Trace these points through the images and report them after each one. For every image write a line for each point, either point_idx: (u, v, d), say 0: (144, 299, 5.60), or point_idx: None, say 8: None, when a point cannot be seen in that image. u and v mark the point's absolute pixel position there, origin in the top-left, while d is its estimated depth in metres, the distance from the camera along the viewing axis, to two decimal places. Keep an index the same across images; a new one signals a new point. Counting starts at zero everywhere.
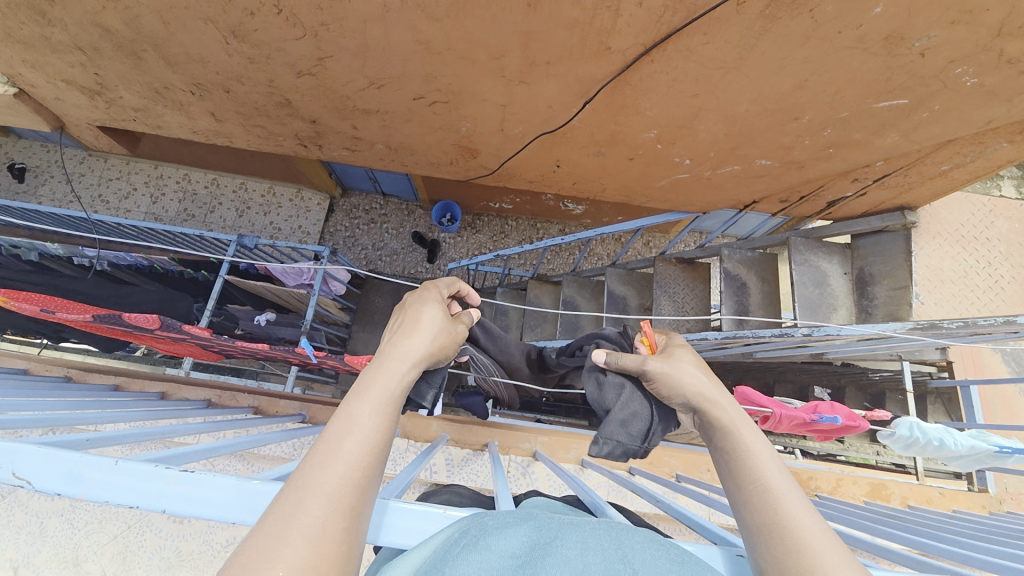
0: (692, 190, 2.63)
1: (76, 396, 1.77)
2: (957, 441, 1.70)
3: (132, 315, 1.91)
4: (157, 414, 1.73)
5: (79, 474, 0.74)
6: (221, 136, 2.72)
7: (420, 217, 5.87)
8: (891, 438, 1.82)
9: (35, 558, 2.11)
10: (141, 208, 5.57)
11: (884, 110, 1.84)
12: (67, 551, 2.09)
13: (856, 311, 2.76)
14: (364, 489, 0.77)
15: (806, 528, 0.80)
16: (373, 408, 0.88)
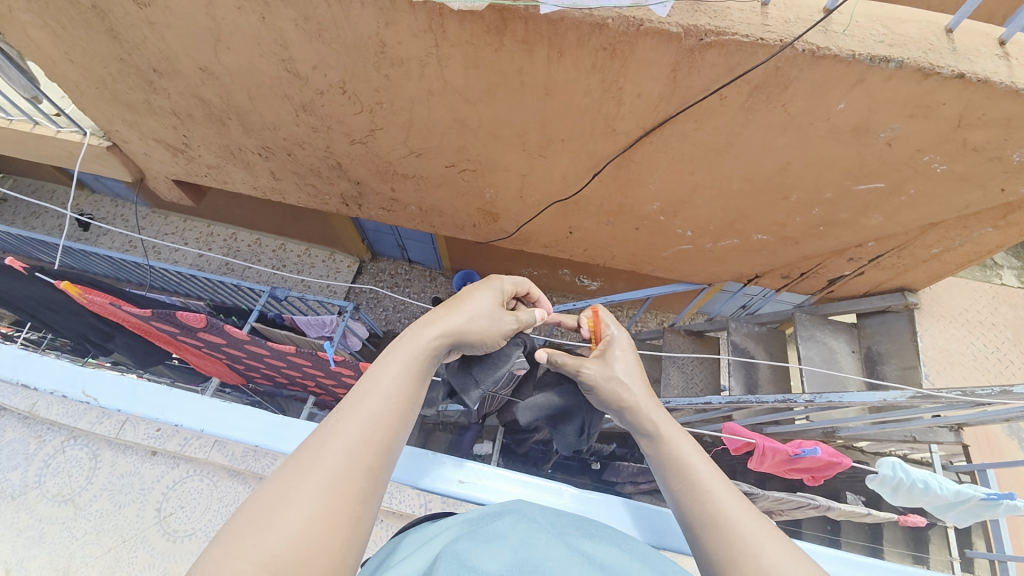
0: (695, 261, 2.82)
1: (112, 397, 1.94)
2: (942, 485, 1.82)
3: (187, 313, 2.18)
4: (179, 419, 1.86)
5: (136, 398, 1.97)
6: (276, 192, 3.10)
7: (441, 284, 6.18)
8: (880, 481, 1.95)
9: (26, 565, 1.62)
10: (188, 259, 6.06)
11: (864, 192, 2.05)
12: (55, 560, 1.64)
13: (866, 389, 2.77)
14: (370, 467, 0.90)
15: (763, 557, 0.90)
16: (393, 387, 1.01)
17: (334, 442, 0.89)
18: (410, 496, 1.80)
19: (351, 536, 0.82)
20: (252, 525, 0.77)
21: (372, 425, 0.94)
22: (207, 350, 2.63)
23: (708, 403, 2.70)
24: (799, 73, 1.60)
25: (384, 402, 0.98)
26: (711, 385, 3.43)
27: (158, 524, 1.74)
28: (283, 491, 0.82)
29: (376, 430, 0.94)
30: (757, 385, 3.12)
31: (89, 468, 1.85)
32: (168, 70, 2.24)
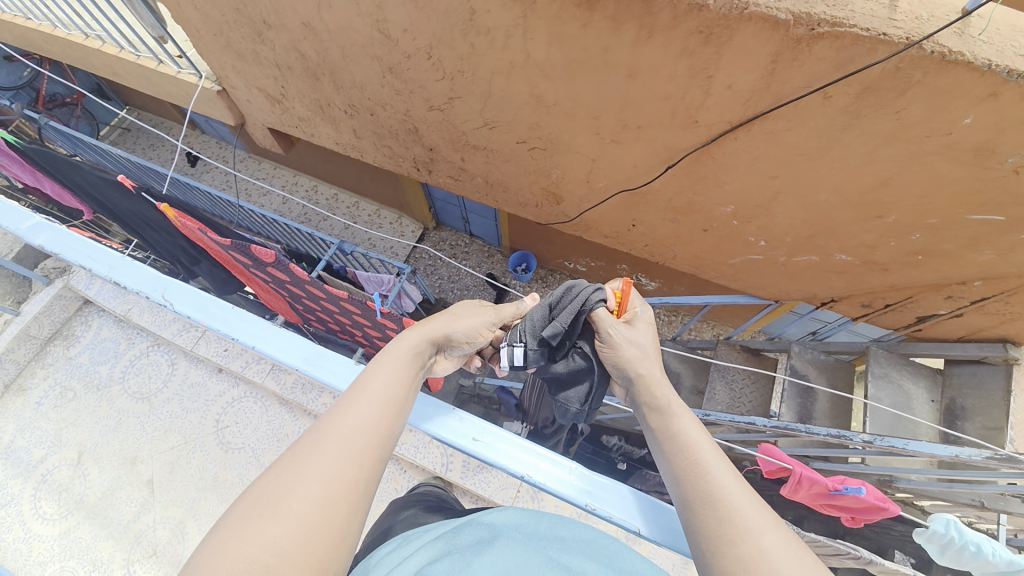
0: (764, 273, 2.64)
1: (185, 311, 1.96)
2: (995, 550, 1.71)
3: (258, 246, 2.35)
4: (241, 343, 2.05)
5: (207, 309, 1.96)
6: (355, 149, 3.27)
7: (498, 261, 6.26)
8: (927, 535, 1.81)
9: (102, 448, 1.93)
10: (272, 204, 6.57)
11: (979, 223, 1.80)
12: (129, 447, 1.93)
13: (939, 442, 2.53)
14: (371, 449, 0.95)
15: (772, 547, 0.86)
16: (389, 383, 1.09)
17: (329, 433, 0.92)
18: (433, 454, 1.92)
19: (357, 507, 0.85)
20: (250, 516, 0.77)
21: (366, 420, 0.98)
22: (274, 284, 2.87)
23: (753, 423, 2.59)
24: (921, 79, 1.42)
25: (377, 399, 1.03)
26: (760, 408, 3.24)
27: (215, 433, 1.96)
28: (282, 479, 0.83)
29: (366, 423, 0.98)
30: (811, 416, 2.93)
31: (166, 372, 2.11)
32: (276, 23, 2.40)
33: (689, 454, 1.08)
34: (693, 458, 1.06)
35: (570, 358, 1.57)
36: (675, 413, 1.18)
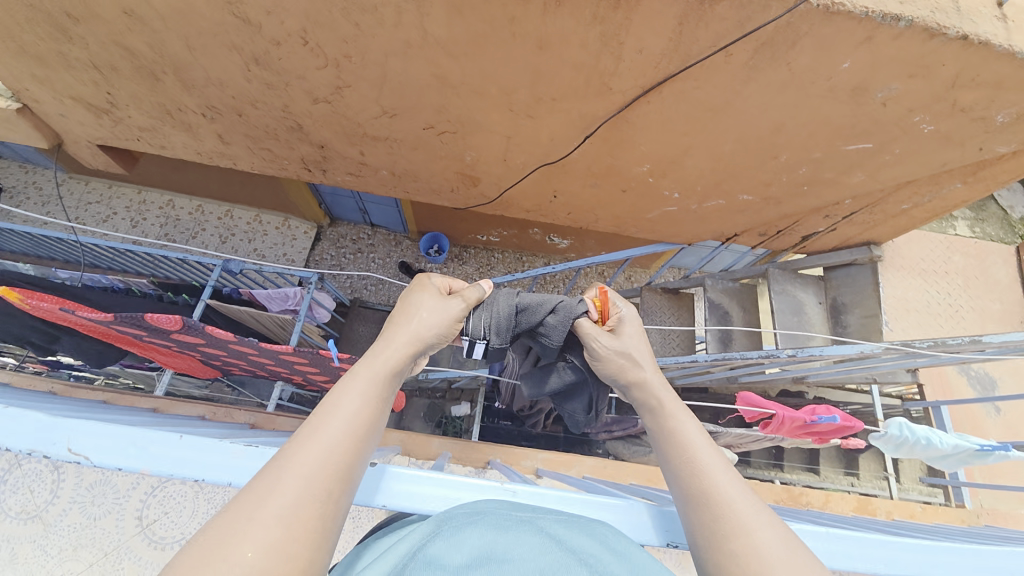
0: (679, 221, 2.81)
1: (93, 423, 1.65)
2: (944, 441, 2.03)
3: (162, 317, 1.91)
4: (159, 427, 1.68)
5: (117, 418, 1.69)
6: (225, 157, 2.77)
7: (408, 248, 5.94)
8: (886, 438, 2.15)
9: None
10: (119, 230, 5.45)
11: (852, 151, 2.07)
12: None
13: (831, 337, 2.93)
14: (331, 490, 0.82)
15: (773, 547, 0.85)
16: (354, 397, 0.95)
17: (287, 471, 0.80)
18: (414, 485, 1.89)
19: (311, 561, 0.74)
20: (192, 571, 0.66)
21: (331, 452, 0.85)
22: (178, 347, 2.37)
23: (693, 361, 2.68)
24: (809, 30, 1.54)
25: (346, 424, 0.90)
26: (687, 341, 3.56)
27: (141, 533, 1.61)
28: (237, 523, 0.73)
29: (335, 454, 0.86)
30: (731, 338, 3.21)
31: (52, 480, 1.66)
32: (84, 15, 1.87)
33: (684, 449, 1.05)
34: (688, 457, 1.03)
35: (564, 372, 1.59)
36: (669, 410, 1.15)
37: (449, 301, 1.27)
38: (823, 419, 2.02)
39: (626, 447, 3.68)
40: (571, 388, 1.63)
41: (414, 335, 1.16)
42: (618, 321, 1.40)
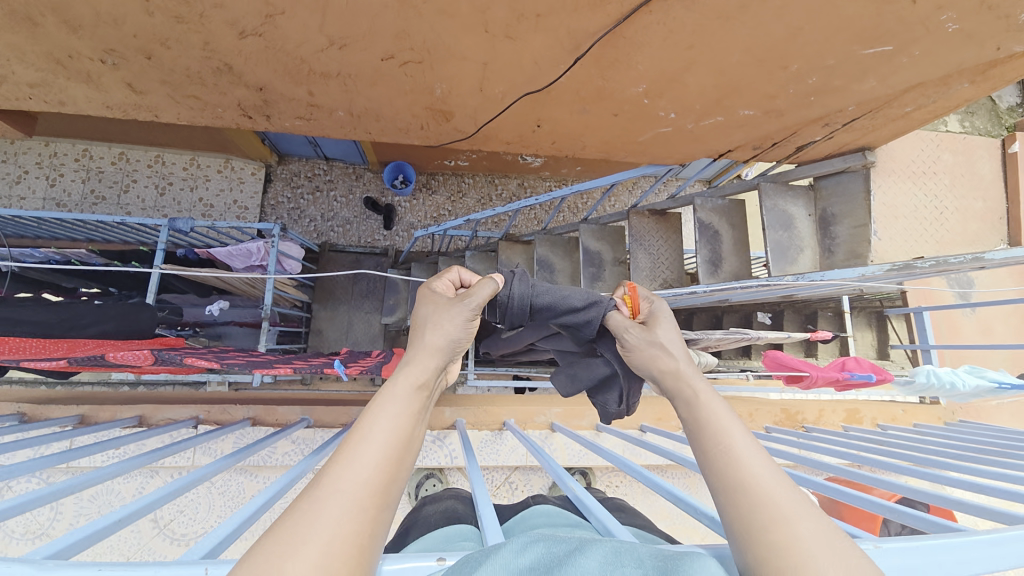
0: (672, 143, 2.60)
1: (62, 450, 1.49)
2: (965, 383, 2.30)
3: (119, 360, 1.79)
4: (152, 454, 1.51)
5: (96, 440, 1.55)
6: (142, 110, 2.30)
7: (370, 181, 5.41)
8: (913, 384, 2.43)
9: None
10: (36, 193, 4.77)
11: (868, 56, 1.87)
12: None
13: (819, 251, 2.89)
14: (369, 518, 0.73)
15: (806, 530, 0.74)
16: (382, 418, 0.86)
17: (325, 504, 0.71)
18: (432, 452, 2.24)
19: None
20: None
21: (367, 477, 0.76)
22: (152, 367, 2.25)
23: (692, 292, 2.61)
24: None
25: (383, 446, 0.81)
26: (676, 262, 3.52)
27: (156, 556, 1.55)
28: (273, 555, 0.64)
29: (369, 479, 0.76)
30: (720, 259, 3.17)
31: None
32: None
33: (714, 428, 0.96)
34: (719, 435, 0.94)
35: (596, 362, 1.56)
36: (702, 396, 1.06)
37: (458, 305, 1.15)
38: (858, 376, 2.11)
39: None
40: (602, 381, 1.57)
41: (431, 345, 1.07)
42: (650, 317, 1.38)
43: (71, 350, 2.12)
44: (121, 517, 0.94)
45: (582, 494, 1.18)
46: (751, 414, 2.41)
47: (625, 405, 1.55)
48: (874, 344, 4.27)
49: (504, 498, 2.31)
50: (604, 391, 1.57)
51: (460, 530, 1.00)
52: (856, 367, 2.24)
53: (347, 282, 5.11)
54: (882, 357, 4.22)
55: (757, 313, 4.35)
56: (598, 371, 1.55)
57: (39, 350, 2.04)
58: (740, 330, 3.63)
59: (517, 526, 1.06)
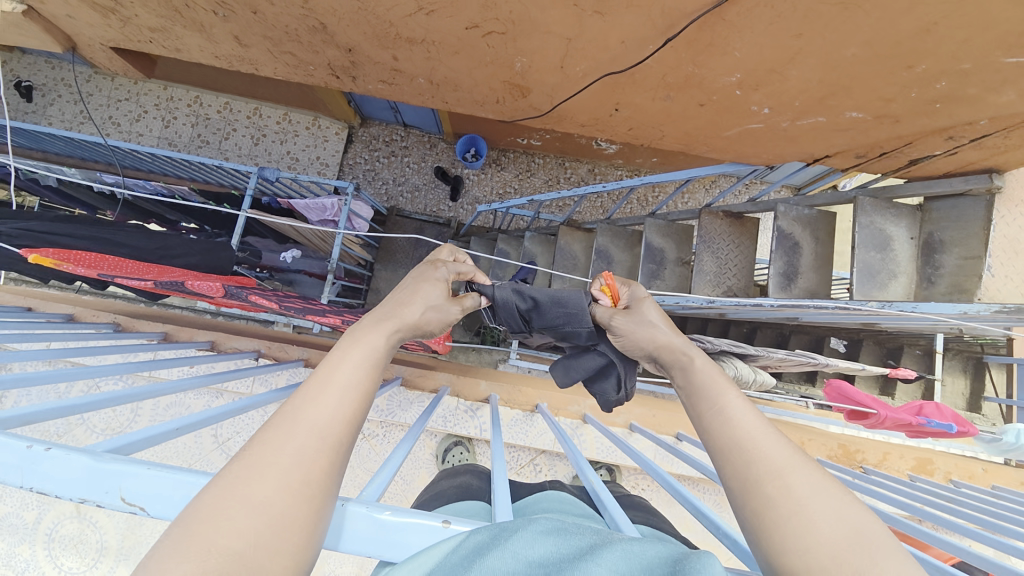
0: (761, 141, 2.39)
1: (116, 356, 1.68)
2: None
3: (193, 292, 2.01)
4: (215, 376, 1.67)
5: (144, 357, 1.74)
6: (245, 62, 2.48)
7: (442, 151, 5.51)
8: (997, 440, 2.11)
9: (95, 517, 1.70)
10: (153, 131, 5.32)
11: (1014, 63, 1.61)
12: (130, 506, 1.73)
13: (917, 279, 2.54)
14: (334, 446, 0.83)
15: (811, 507, 0.76)
16: (353, 364, 0.96)
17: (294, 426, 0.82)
18: (464, 422, 2.31)
19: (319, 510, 0.75)
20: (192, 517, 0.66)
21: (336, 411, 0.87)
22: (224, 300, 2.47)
23: (757, 305, 2.45)
24: None
25: (353, 385, 0.92)
26: (745, 270, 3.28)
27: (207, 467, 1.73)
28: (249, 467, 0.74)
29: (341, 414, 0.87)
30: (796, 272, 2.91)
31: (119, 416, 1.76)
32: None
33: (716, 405, 0.99)
34: (721, 412, 0.97)
35: (591, 353, 1.53)
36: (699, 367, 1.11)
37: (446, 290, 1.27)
38: (937, 424, 1.85)
39: None
40: (599, 371, 1.55)
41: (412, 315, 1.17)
42: (633, 298, 1.42)
43: (160, 274, 2.39)
44: (179, 425, 1.04)
45: (600, 488, 1.15)
46: (804, 442, 2.24)
47: (623, 392, 1.53)
48: (964, 393, 3.79)
49: (527, 479, 2.33)
50: (604, 383, 1.55)
51: (473, 505, 1.02)
52: (936, 413, 1.99)
53: (408, 246, 5.29)
54: (971, 408, 3.77)
55: (828, 337, 3.97)
56: (594, 362, 1.54)
57: (134, 271, 2.32)
58: (806, 353, 3.35)
59: (524, 507, 1.04)
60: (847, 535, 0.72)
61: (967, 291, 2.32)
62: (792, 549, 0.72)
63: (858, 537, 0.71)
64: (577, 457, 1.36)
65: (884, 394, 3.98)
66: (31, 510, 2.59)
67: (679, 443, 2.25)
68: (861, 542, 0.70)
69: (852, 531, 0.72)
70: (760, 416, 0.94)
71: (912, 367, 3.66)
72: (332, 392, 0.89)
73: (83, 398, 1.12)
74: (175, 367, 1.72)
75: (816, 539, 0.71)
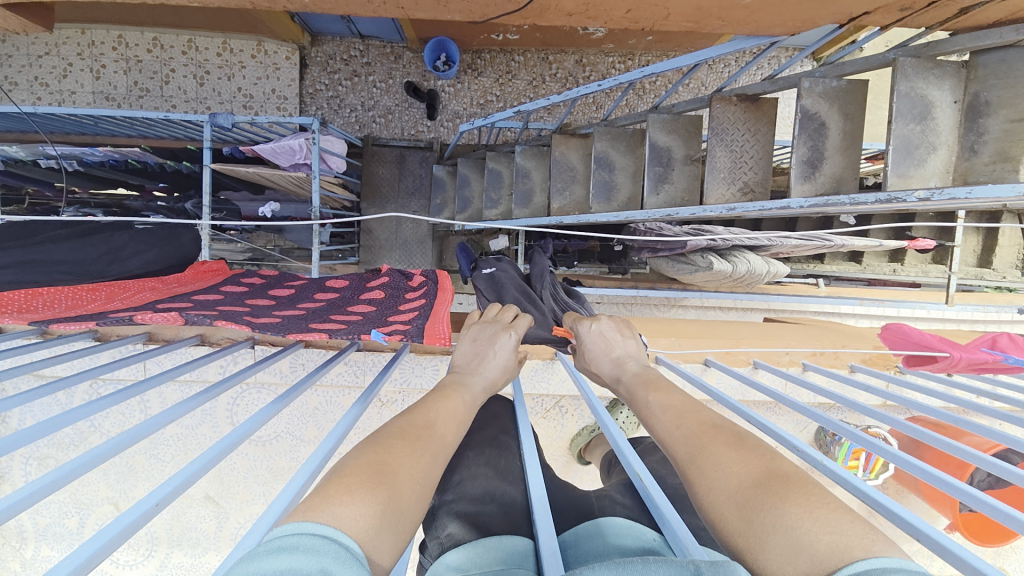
0: (788, 5, 1.98)
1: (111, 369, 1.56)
2: None
3: (146, 315, 1.74)
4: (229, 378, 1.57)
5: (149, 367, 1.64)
6: None
7: (409, 62, 4.85)
8: None
9: None
10: (85, 87, 4.68)
11: None
12: None
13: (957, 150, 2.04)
14: (422, 483, 0.90)
15: (705, 471, 0.91)
16: (449, 420, 1.09)
17: (404, 459, 0.90)
18: None
19: (398, 535, 0.79)
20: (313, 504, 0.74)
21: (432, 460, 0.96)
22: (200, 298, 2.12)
23: (786, 207, 2.33)
24: None
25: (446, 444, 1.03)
26: (765, 163, 2.94)
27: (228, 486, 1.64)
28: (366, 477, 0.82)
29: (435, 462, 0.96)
30: (821, 159, 2.59)
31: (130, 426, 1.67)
32: None
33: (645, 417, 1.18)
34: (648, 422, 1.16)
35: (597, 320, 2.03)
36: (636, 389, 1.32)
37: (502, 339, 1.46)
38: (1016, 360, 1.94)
39: (669, 265, 3.31)
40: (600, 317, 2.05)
41: (488, 383, 1.36)
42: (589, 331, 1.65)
43: (108, 298, 2.11)
44: (158, 500, 0.93)
45: (655, 490, 0.96)
46: (837, 352, 2.22)
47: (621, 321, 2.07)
48: (977, 250, 3.73)
49: (553, 421, 2.33)
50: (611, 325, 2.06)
51: (514, 544, 0.89)
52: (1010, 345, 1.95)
53: (392, 178, 4.90)
54: (982, 264, 3.69)
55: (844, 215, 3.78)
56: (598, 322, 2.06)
57: (77, 302, 2.02)
58: (820, 235, 3.18)
59: (569, 546, 0.92)
60: (751, 483, 0.84)
61: (1016, 159, 1.85)
62: (719, 519, 0.84)
63: (734, 475, 0.87)
64: (603, 417, 1.28)
65: (894, 263, 3.88)
66: (72, 517, 2.49)
67: (706, 370, 2.18)
68: (762, 486, 0.82)
69: (735, 475, 0.87)
70: (667, 411, 1.12)
71: (930, 236, 3.52)
72: (431, 446, 0.99)
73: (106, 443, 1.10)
74: (185, 372, 1.60)
75: (726, 499, 0.84)
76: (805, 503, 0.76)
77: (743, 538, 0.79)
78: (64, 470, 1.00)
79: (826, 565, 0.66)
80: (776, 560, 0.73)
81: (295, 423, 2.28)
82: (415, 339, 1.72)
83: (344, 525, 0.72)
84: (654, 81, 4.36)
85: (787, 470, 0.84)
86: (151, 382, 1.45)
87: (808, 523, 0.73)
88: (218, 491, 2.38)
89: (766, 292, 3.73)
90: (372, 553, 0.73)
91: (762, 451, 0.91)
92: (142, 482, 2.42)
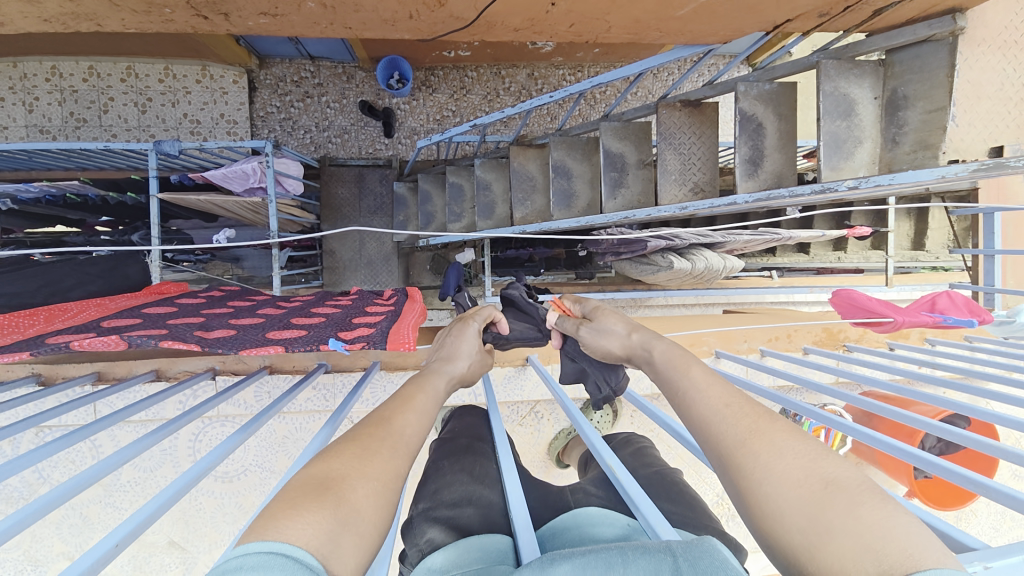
0: (720, 15, 2.12)
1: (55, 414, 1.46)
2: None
3: (86, 341, 1.62)
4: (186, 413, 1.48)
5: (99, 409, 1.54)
6: (83, 19, 1.94)
7: (362, 82, 4.84)
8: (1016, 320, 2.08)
9: None
10: (16, 121, 4.42)
11: None
12: None
13: (881, 142, 2.23)
14: (382, 485, 0.86)
15: (762, 464, 0.86)
16: (411, 416, 1.06)
17: (360, 465, 0.86)
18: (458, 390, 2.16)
19: (362, 543, 0.76)
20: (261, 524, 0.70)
21: (394, 459, 0.92)
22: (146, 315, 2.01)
23: (733, 203, 2.46)
24: None
25: (410, 443, 0.99)
26: (711, 164, 3.10)
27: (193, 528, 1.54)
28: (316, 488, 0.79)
29: (398, 463, 0.92)
30: (761, 156, 2.75)
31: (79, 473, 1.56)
32: None
33: (680, 397, 1.11)
34: (687, 404, 1.09)
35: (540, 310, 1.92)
36: (664, 371, 1.23)
37: (467, 326, 1.51)
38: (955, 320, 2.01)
39: (632, 266, 3.41)
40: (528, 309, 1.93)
41: (456, 377, 1.35)
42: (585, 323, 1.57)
43: (49, 321, 1.96)
44: (118, 540, 0.88)
45: (623, 476, 0.99)
46: (791, 336, 2.35)
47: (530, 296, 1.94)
48: (910, 234, 4.02)
49: (529, 427, 2.35)
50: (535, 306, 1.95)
51: (494, 542, 0.90)
52: (950, 305, 2.18)
53: (352, 197, 4.83)
54: (915, 246, 3.99)
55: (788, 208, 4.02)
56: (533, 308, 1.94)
57: (12, 325, 1.87)
58: (769, 228, 3.36)
59: (548, 539, 0.93)
60: (818, 484, 0.80)
61: (934, 147, 2.03)
62: (772, 511, 0.80)
63: (794, 473, 0.83)
64: (575, 415, 1.32)
65: (838, 251, 4.14)
66: None
67: None
68: (833, 489, 0.78)
69: (796, 473, 0.83)
70: (711, 397, 1.06)
71: (866, 223, 3.78)
72: (391, 448, 0.94)
73: (63, 484, 1.05)
74: (137, 411, 1.50)
75: (790, 495, 0.80)
76: (879, 511, 0.72)
77: (803, 535, 0.75)
78: (21, 515, 0.95)
79: (899, 566, 0.63)
80: (838, 556, 0.69)
81: (263, 454, 2.19)
82: (376, 342, 1.69)
83: (294, 538, 0.68)
84: (604, 91, 4.54)
85: (858, 476, 0.80)
86: (102, 423, 1.37)
87: (884, 528, 0.69)
88: (183, 535, 2.25)
89: (725, 286, 3.89)
90: (330, 561, 0.69)
91: (828, 453, 0.86)
92: (99, 532, 2.26)
